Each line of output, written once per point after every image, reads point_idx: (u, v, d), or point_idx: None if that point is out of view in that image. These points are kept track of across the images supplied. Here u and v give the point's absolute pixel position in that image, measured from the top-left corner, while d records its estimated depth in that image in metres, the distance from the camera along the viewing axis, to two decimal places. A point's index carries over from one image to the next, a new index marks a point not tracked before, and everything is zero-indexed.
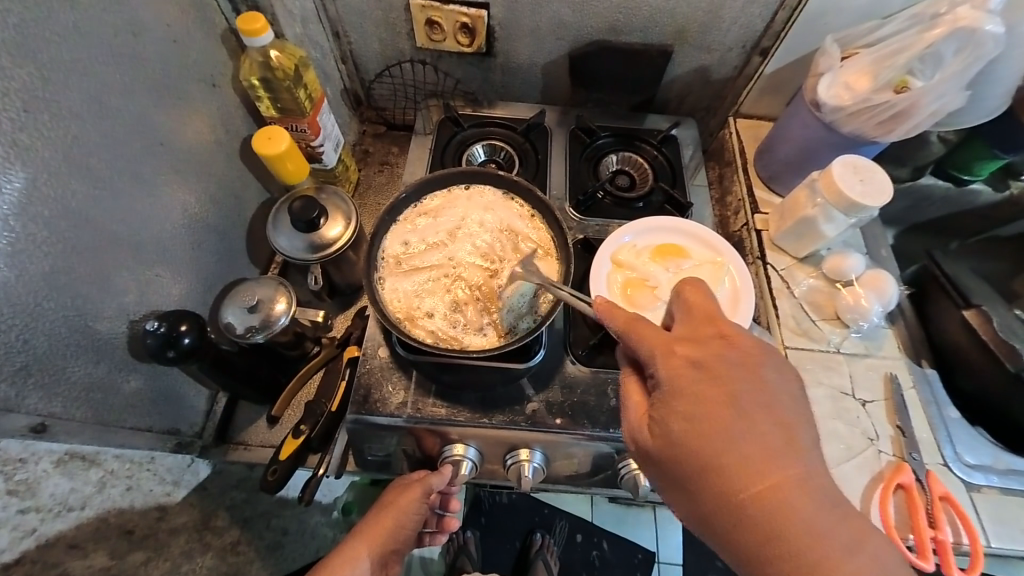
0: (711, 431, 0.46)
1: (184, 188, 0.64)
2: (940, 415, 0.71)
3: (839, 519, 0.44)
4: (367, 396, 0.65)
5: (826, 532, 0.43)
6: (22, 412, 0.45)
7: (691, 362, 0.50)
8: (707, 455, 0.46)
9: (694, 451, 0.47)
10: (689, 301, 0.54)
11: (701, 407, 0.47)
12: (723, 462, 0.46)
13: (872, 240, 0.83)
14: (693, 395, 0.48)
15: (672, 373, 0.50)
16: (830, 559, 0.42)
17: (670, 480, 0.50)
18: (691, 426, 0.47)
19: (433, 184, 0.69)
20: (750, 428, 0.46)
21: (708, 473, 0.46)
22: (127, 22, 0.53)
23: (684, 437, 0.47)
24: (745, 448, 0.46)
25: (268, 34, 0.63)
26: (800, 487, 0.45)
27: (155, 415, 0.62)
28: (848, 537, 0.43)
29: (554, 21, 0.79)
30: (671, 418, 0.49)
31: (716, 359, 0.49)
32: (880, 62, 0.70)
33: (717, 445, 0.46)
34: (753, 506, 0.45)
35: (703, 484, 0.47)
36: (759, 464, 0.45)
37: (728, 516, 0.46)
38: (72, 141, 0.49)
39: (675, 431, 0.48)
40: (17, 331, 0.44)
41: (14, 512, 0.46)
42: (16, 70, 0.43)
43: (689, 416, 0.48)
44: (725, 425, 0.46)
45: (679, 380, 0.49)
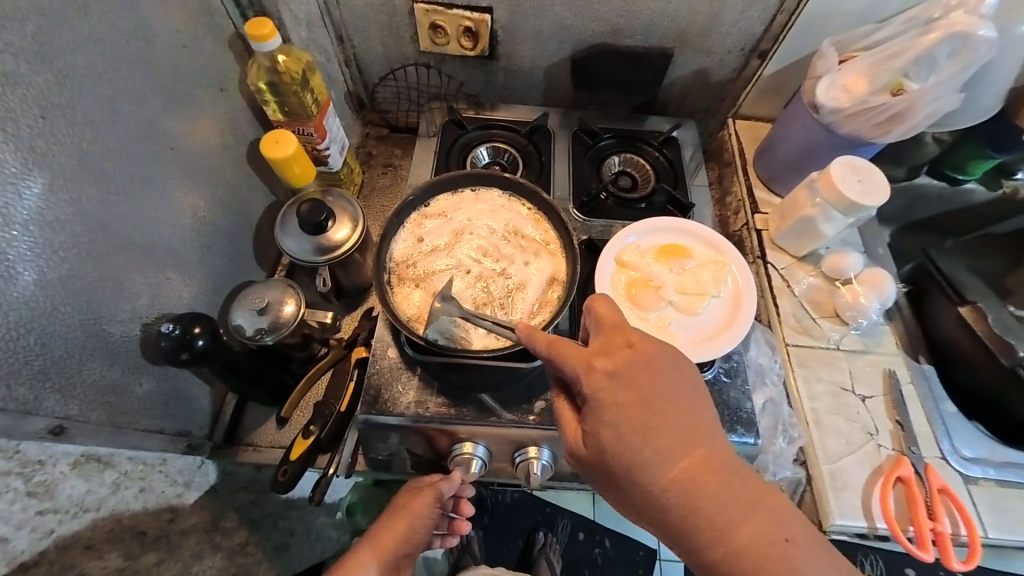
0: (629, 433, 0.48)
1: (193, 192, 0.65)
2: (937, 409, 0.73)
3: (755, 496, 0.45)
4: (377, 396, 0.66)
5: (747, 511, 0.44)
6: (40, 415, 0.46)
7: (608, 372, 0.50)
8: (632, 457, 0.48)
9: (624, 457, 0.48)
10: (602, 309, 0.55)
11: (624, 412, 0.49)
12: (648, 465, 0.47)
13: (870, 239, 0.85)
14: (612, 402, 0.49)
15: (594, 386, 0.50)
16: (758, 535, 0.43)
17: (610, 487, 0.51)
18: (618, 431, 0.49)
19: (440, 185, 0.70)
20: (662, 424, 0.48)
21: (637, 478, 0.48)
22: (139, 28, 0.54)
23: (610, 444, 0.49)
24: (663, 444, 0.48)
25: (275, 39, 0.64)
26: (719, 473, 0.46)
27: (166, 417, 0.62)
28: (763, 511, 0.45)
29: (557, 24, 0.80)
30: (599, 428, 0.50)
31: (624, 366, 0.51)
32: (878, 65, 0.72)
33: (638, 445, 0.48)
34: (676, 500, 0.46)
35: (639, 488, 0.48)
36: (677, 455, 0.47)
37: (665, 513, 0.47)
38: (88, 147, 0.49)
39: (600, 443, 0.50)
40: (35, 335, 0.45)
41: (33, 513, 0.46)
42: (34, 77, 0.43)
43: (615, 424, 0.49)
44: (642, 426, 0.48)
45: (599, 391, 0.50)
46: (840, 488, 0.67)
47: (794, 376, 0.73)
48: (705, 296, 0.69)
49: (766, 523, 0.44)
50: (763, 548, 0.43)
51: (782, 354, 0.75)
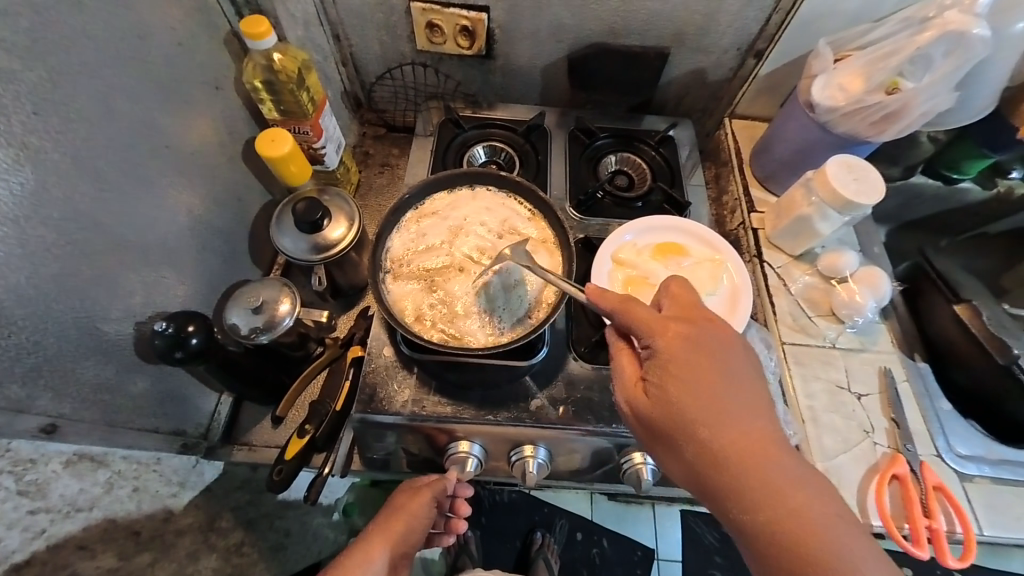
0: (699, 395, 0.49)
1: (188, 191, 0.64)
2: (933, 407, 0.73)
3: (810, 481, 0.46)
4: (373, 395, 0.65)
5: (803, 490, 0.45)
6: (32, 413, 0.46)
7: (685, 337, 0.51)
8: (700, 415, 0.48)
9: (692, 414, 0.48)
10: (675, 285, 0.57)
11: (695, 375, 0.49)
12: (714, 427, 0.48)
13: (866, 238, 0.85)
14: (688, 363, 0.50)
15: (669, 345, 0.51)
16: (815, 517, 0.44)
17: (663, 444, 0.51)
18: (687, 392, 0.49)
19: (437, 184, 0.70)
20: (733, 393, 0.49)
21: (700, 437, 0.48)
22: (133, 25, 0.54)
23: (679, 401, 0.49)
24: (733, 410, 0.48)
25: (271, 37, 0.64)
26: (781, 451, 0.47)
27: (160, 417, 0.62)
28: (818, 495, 0.45)
29: (554, 24, 0.80)
30: (669, 383, 0.50)
31: (701, 335, 0.51)
32: (872, 64, 0.72)
33: (709, 407, 0.48)
34: (738, 467, 0.46)
35: (698, 447, 0.48)
36: (742, 425, 0.48)
37: (718, 477, 0.47)
38: (81, 144, 0.49)
39: (668, 399, 0.50)
40: (28, 333, 0.44)
41: (25, 512, 0.46)
42: (26, 73, 0.43)
43: (686, 384, 0.49)
44: (715, 389, 0.49)
45: (675, 353, 0.51)
46: (836, 486, 0.67)
47: (790, 374, 0.73)
48: (701, 294, 0.69)
49: (819, 506, 0.45)
50: (818, 528, 0.44)
51: (779, 352, 0.75)
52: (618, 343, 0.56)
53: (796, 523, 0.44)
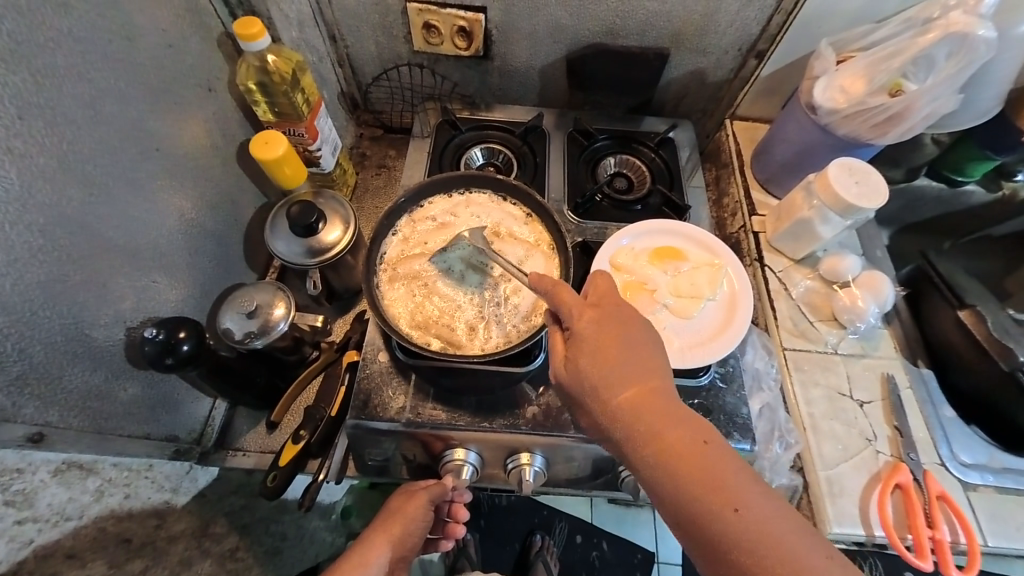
0: (604, 363, 0.50)
1: (180, 194, 0.64)
2: (936, 414, 0.72)
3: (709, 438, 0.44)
4: (367, 401, 0.64)
5: (699, 447, 0.44)
6: (18, 422, 0.45)
7: (594, 313, 0.53)
8: (600, 382, 0.49)
9: (594, 382, 0.49)
10: (595, 269, 0.58)
11: (598, 347, 0.50)
12: (612, 393, 0.48)
13: (867, 241, 0.84)
14: (593, 336, 0.51)
15: (580, 321, 0.52)
16: (712, 476, 0.42)
17: (585, 415, 0.52)
18: (593, 364, 0.50)
19: (432, 188, 0.69)
20: (636, 359, 0.50)
21: (602, 403, 0.49)
22: (121, 27, 0.53)
23: (586, 372, 0.50)
24: (629, 377, 0.49)
25: (264, 39, 0.63)
26: (676, 414, 0.46)
27: (152, 422, 0.62)
28: (713, 450, 0.44)
29: (552, 24, 0.79)
30: (579, 356, 0.51)
31: (608, 312, 0.53)
32: (875, 65, 0.71)
33: (608, 373, 0.49)
34: (634, 429, 0.47)
35: (603, 413, 0.49)
36: (639, 389, 0.48)
37: (628, 441, 0.47)
38: (68, 148, 0.48)
39: (575, 370, 0.51)
40: (13, 340, 0.44)
41: (11, 523, 0.45)
42: (10, 77, 0.42)
43: (591, 358, 0.50)
44: (617, 357, 0.50)
45: (584, 327, 0.52)
46: (837, 495, 0.66)
47: (791, 381, 0.72)
48: (700, 299, 0.68)
49: (725, 463, 0.43)
50: (711, 483, 0.42)
51: (779, 358, 0.74)
52: (551, 329, 0.55)
53: (700, 482, 0.43)
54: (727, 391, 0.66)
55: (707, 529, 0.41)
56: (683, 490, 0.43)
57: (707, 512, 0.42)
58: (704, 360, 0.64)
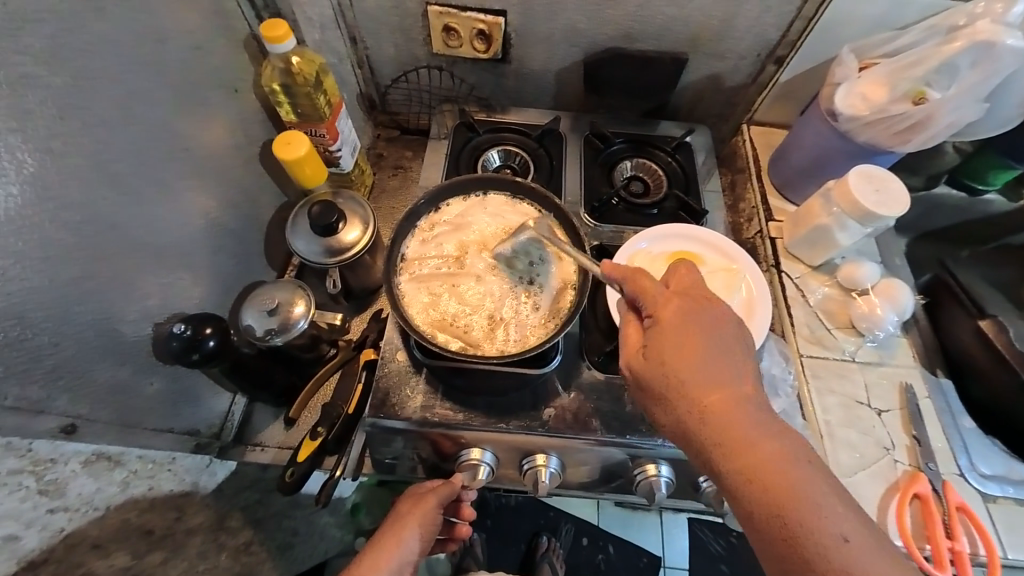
0: (693, 363, 0.47)
1: (204, 193, 0.65)
2: (954, 424, 0.71)
3: (795, 448, 0.43)
4: (385, 399, 0.65)
5: (785, 454, 0.43)
6: (51, 413, 0.46)
7: (686, 311, 0.50)
8: (686, 378, 0.47)
9: (679, 377, 0.47)
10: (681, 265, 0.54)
11: (684, 348, 0.48)
12: (697, 390, 0.46)
13: (885, 249, 0.83)
14: (682, 335, 0.48)
15: (669, 317, 0.50)
16: (796, 486, 0.42)
17: (663, 412, 0.49)
18: (679, 358, 0.47)
19: (450, 190, 0.69)
20: (727, 363, 0.47)
21: (685, 398, 0.46)
22: (154, 30, 0.54)
23: (673, 364, 0.47)
24: (718, 376, 0.46)
25: (289, 41, 0.64)
26: (761, 418, 0.45)
27: (174, 417, 0.63)
28: (799, 458, 0.43)
29: (570, 28, 0.80)
30: (665, 353, 0.48)
31: (699, 312, 0.49)
32: (896, 73, 0.71)
33: (695, 370, 0.47)
34: (717, 429, 0.45)
35: (686, 409, 0.46)
36: (727, 389, 0.46)
37: (709, 442, 0.45)
38: (102, 147, 0.49)
39: (661, 361, 0.48)
40: (48, 335, 0.45)
41: (43, 511, 0.47)
42: (49, 77, 0.44)
43: (676, 353, 0.48)
44: (706, 359, 0.47)
45: (673, 324, 0.49)
46: None
47: (807, 388, 0.72)
48: None
49: (812, 475, 0.42)
50: (792, 489, 0.42)
51: (796, 365, 0.74)
52: (625, 317, 0.54)
53: (787, 494, 0.42)
54: None
55: (791, 539, 0.41)
56: (762, 495, 0.42)
57: (787, 520, 0.41)
58: None
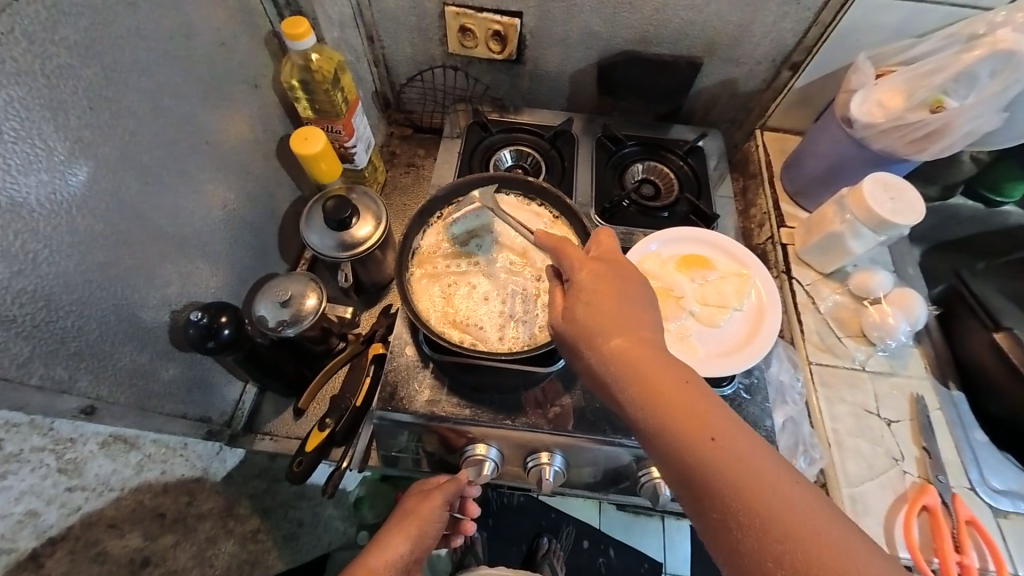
0: (601, 311, 0.50)
1: (223, 185, 0.66)
2: (966, 436, 0.71)
3: (691, 380, 0.45)
4: (394, 393, 0.66)
5: (682, 384, 0.44)
6: (73, 394, 0.47)
7: (597, 268, 0.53)
8: (592, 323, 0.50)
9: (587, 322, 0.50)
10: (601, 232, 0.58)
11: (595, 299, 0.51)
12: (603, 332, 0.49)
13: (899, 259, 0.82)
14: (590, 287, 0.52)
15: (582, 274, 0.53)
16: (695, 412, 0.42)
17: (580, 365, 0.52)
18: (590, 307, 0.51)
19: (464, 188, 0.70)
20: (633, 311, 0.50)
21: (594, 341, 0.49)
22: (182, 25, 0.56)
23: (584, 313, 0.51)
24: (622, 320, 0.49)
25: (310, 39, 0.65)
26: (661, 354, 0.47)
27: (189, 403, 0.64)
28: (697, 389, 0.44)
29: (585, 30, 0.80)
30: (578, 307, 0.52)
31: (610, 268, 0.53)
32: (915, 81, 0.70)
33: (600, 316, 0.50)
34: (621, 366, 0.47)
35: (592, 352, 0.49)
36: (630, 331, 0.48)
37: (617, 381, 0.47)
38: (129, 138, 0.51)
39: (573, 312, 0.52)
40: (73, 318, 0.46)
41: (63, 489, 0.48)
42: (84, 69, 0.45)
43: (587, 304, 0.51)
44: (614, 307, 0.50)
45: (586, 280, 0.53)
46: (862, 513, 0.65)
47: (816, 396, 0.72)
48: (727, 309, 0.68)
49: (707, 404, 0.43)
50: (689, 414, 0.42)
51: (805, 372, 0.73)
52: (551, 284, 0.57)
53: (682, 419, 0.42)
54: (751, 402, 0.66)
55: (687, 466, 0.41)
56: (662, 424, 0.43)
57: (683, 442, 0.41)
58: (732, 370, 0.63)
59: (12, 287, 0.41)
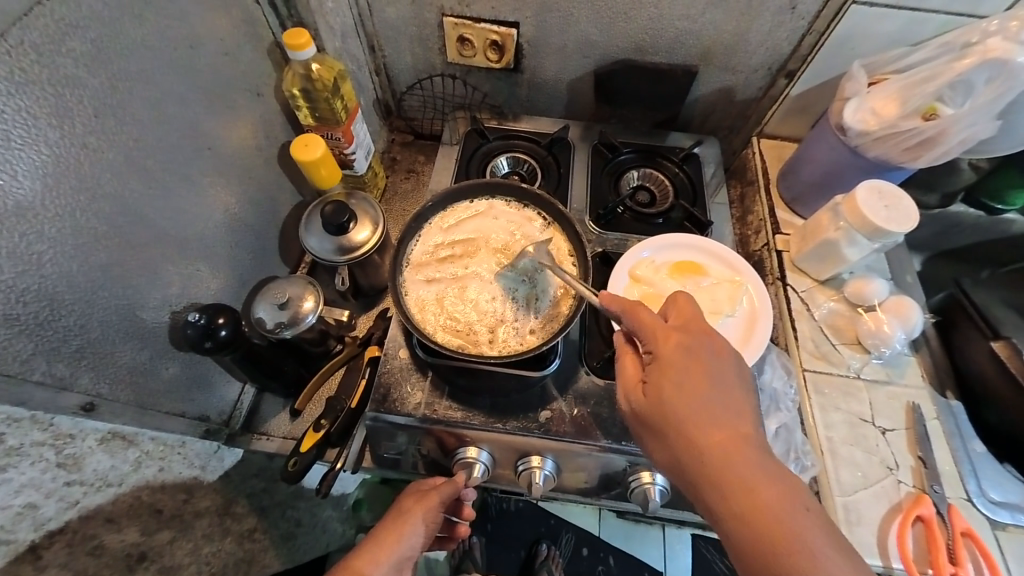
0: (690, 398, 0.49)
1: (226, 190, 0.68)
2: (964, 447, 0.70)
3: (785, 482, 0.46)
4: (386, 395, 0.67)
5: (772, 486, 0.45)
6: (74, 391, 0.49)
7: (683, 343, 0.52)
8: (681, 410, 0.49)
9: (679, 409, 0.49)
10: (682, 298, 0.57)
11: (685, 382, 0.50)
12: (694, 421, 0.49)
13: (897, 266, 0.82)
14: (677, 367, 0.51)
15: (668, 350, 0.52)
16: (785, 516, 0.44)
17: (658, 441, 0.52)
18: (679, 392, 0.50)
19: (459, 193, 0.71)
20: (724, 401, 0.50)
21: (684, 429, 0.49)
22: (186, 36, 0.58)
23: (672, 398, 0.50)
24: (713, 409, 0.49)
25: (310, 49, 0.67)
26: (753, 447, 0.48)
27: (187, 401, 0.65)
28: (790, 490, 0.45)
29: (582, 39, 0.82)
30: (664, 385, 0.51)
31: (695, 345, 0.52)
32: (908, 89, 0.70)
33: (690, 405, 0.49)
34: (710, 459, 0.47)
35: (680, 439, 0.49)
36: (722, 422, 0.49)
37: (705, 475, 0.47)
38: (134, 144, 0.53)
39: (661, 395, 0.51)
40: (76, 316, 0.48)
41: (62, 483, 0.50)
42: (90, 79, 0.47)
43: (677, 388, 0.50)
44: (703, 392, 0.50)
45: (671, 356, 0.52)
46: (854, 523, 0.64)
47: (809, 403, 0.71)
48: (719, 315, 0.68)
49: (802, 515, 0.44)
50: (780, 519, 0.44)
51: (799, 379, 0.73)
52: (625, 349, 0.57)
53: (777, 523, 0.44)
54: None
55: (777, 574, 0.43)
56: (750, 524, 0.45)
57: (774, 548, 0.43)
58: None
59: (17, 285, 0.43)
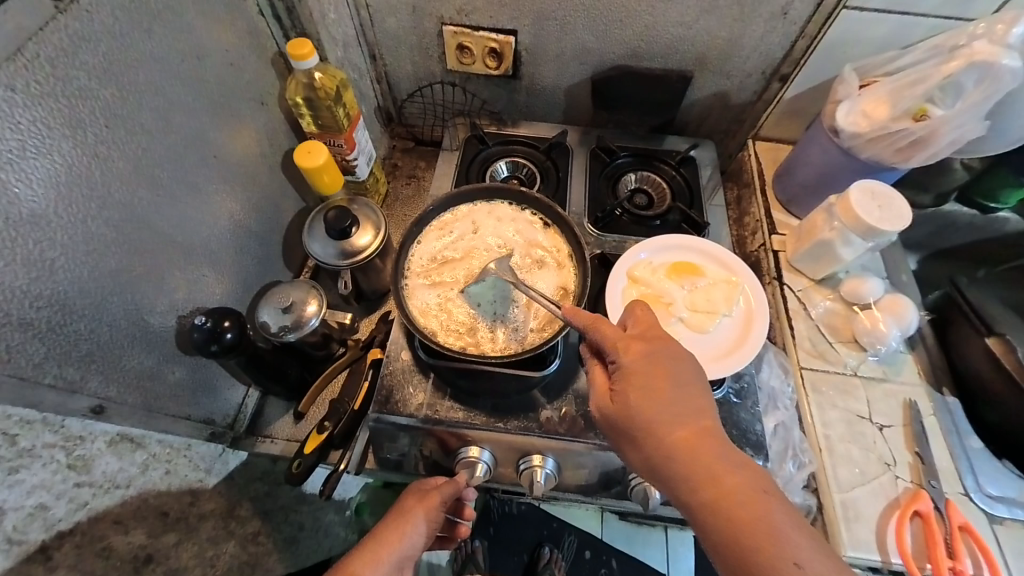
0: (656, 402, 0.50)
1: (231, 197, 0.70)
2: (961, 443, 0.70)
3: (755, 478, 0.47)
4: (389, 396, 0.68)
5: (742, 483, 0.46)
6: (84, 394, 0.50)
7: (645, 350, 0.53)
8: (649, 415, 0.50)
9: (647, 414, 0.50)
10: (639, 306, 0.58)
11: (650, 387, 0.51)
12: (662, 425, 0.50)
13: (892, 265, 0.83)
14: (642, 373, 0.52)
15: (632, 359, 0.53)
16: (757, 514, 0.45)
17: (632, 450, 0.52)
18: (646, 397, 0.51)
19: (459, 198, 0.72)
20: (689, 402, 0.51)
21: (653, 433, 0.50)
22: (193, 48, 0.60)
23: (639, 404, 0.51)
24: (678, 411, 0.50)
25: (313, 59, 0.69)
26: (720, 446, 0.49)
27: (193, 405, 0.66)
28: (759, 485, 0.46)
29: (578, 47, 0.83)
30: (631, 393, 0.52)
31: (658, 349, 0.53)
32: (898, 92, 0.72)
33: (657, 409, 0.50)
34: (681, 461, 0.48)
35: (650, 444, 0.50)
36: (687, 424, 0.50)
37: (678, 478, 0.48)
38: (142, 153, 0.54)
39: (628, 402, 0.52)
40: (86, 321, 0.49)
41: (72, 484, 0.52)
42: (101, 91, 0.48)
43: (643, 395, 0.51)
44: (670, 396, 0.51)
45: (637, 364, 0.53)
46: (852, 519, 0.65)
47: (807, 401, 0.72)
48: (716, 315, 0.69)
49: (777, 510, 0.45)
50: (754, 517, 0.45)
51: (795, 378, 0.74)
52: (591, 361, 0.58)
53: (749, 521, 0.45)
54: (741, 407, 0.67)
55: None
56: (725, 523, 0.45)
57: (751, 547, 0.44)
58: (720, 373, 0.64)
59: (30, 291, 0.44)
